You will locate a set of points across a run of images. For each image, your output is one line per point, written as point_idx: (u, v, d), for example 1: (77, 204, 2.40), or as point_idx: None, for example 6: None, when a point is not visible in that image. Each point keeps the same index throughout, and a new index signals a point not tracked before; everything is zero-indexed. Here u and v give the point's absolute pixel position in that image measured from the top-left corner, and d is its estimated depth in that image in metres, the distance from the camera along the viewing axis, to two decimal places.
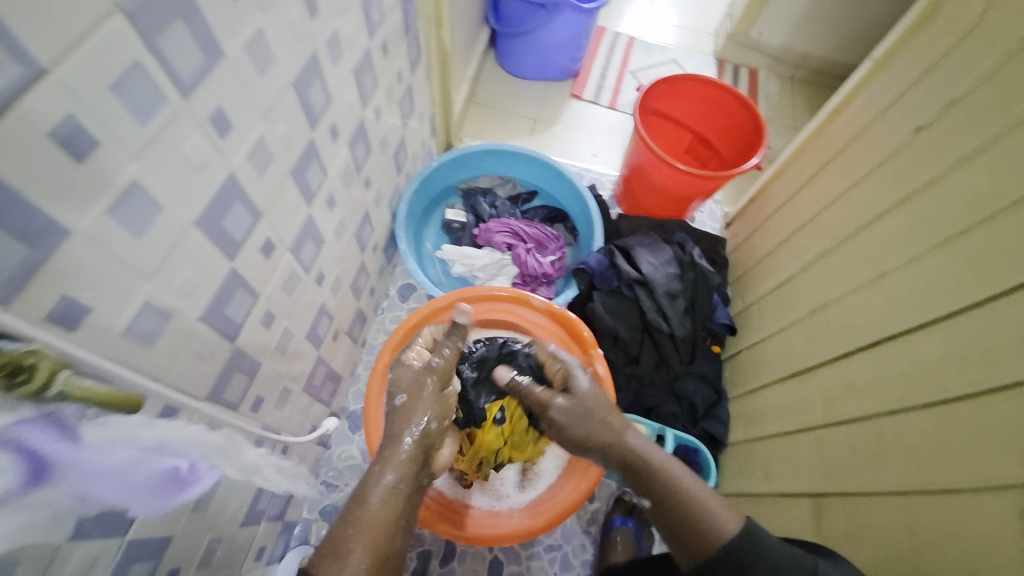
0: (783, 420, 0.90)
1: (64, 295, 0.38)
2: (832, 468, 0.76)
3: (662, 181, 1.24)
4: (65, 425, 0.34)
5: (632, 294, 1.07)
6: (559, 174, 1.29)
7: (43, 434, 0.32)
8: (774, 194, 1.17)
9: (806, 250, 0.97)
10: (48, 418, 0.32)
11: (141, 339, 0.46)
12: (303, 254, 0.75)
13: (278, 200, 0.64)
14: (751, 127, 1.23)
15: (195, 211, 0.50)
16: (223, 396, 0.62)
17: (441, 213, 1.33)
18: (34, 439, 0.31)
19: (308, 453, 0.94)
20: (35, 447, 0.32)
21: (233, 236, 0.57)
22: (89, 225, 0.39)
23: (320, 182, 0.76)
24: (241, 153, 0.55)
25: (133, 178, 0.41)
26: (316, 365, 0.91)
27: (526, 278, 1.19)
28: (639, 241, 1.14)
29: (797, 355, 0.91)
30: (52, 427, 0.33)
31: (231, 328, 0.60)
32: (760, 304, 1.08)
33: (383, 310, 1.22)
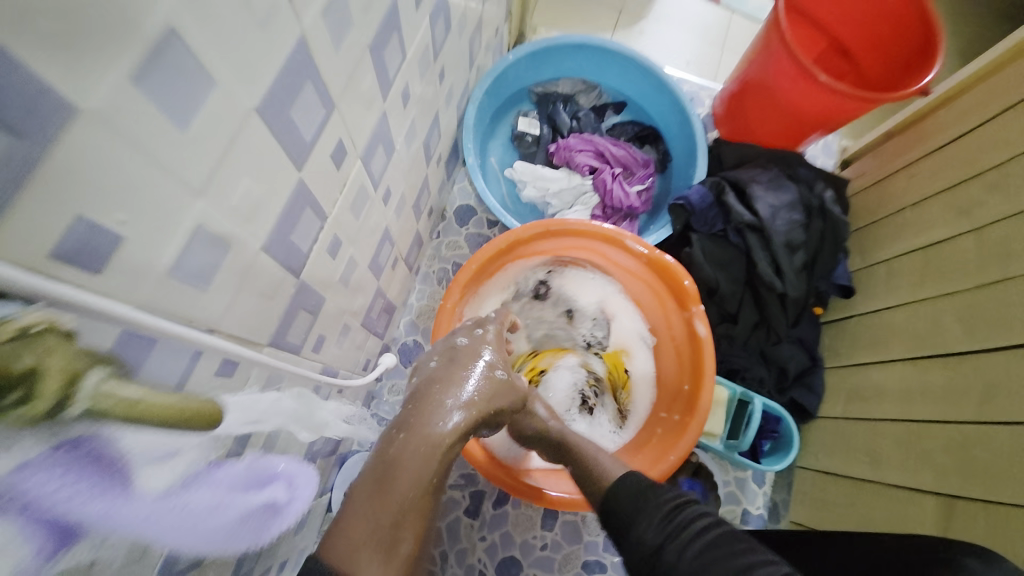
0: (908, 405, 0.78)
1: (80, 220, 0.24)
2: (981, 474, 0.65)
3: (790, 100, 1.00)
4: (106, 460, 0.25)
5: (740, 241, 0.90)
6: (659, 83, 1.05)
7: (62, 475, 0.23)
8: (933, 129, 0.93)
9: (979, 205, 0.78)
10: (79, 448, 0.24)
11: (193, 278, 0.33)
12: (373, 165, 0.59)
13: (354, 87, 0.47)
14: (921, 35, 0.96)
15: (258, 93, 0.33)
16: (286, 340, 0.51)
17: (510, 121, 1.12)
18: (46, 491, 0.22)
19: (363, 389, 0.86)
20: (55, 502, 0.23)
21: (303, 135, 0.41)
22: (108, 101, 0.23)
23: (397, 68, 0.57)
24: (315, 6, 0.37)
25: (173, 26, 0.25)
26: (374, 297, 0.79)
27: (608, 211, 1.02)
28: (754, 176, 0.93)
29: (945, 335, 0.76)
30: (85, 465, 0.24)
31: (296, 259, 0.47)
32: (891, 264, 0.90)
33: (439, 233, 1.07)
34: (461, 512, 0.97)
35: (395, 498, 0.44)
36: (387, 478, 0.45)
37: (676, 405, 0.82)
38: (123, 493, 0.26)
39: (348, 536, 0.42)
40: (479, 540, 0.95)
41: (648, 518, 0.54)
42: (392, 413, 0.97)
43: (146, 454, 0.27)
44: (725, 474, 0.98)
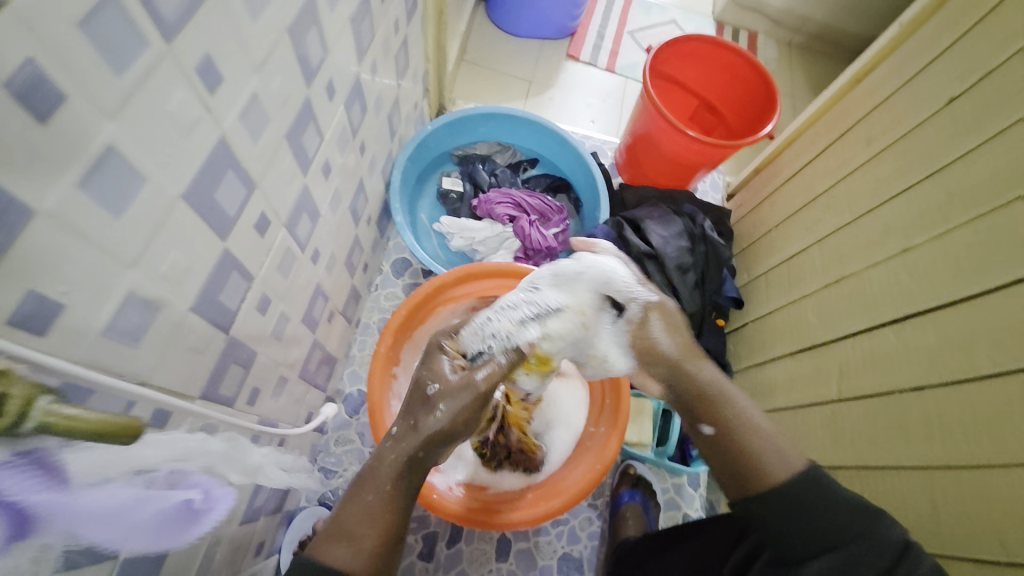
0: (794, 393, 0.90)
1: (30, 294, 0.31)
2: (846, 442, 0.77)
3: (669, 149, 1.19)
4: (47, 466, 0.28)
5: (641, 268, 1.03)
6: (562, 141, 1.21)
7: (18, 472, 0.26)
8: (784, 164, 1.13)
9: (819, 222, 0.95)
10: (25, 460, 0.27)
11: (125, 336, 0.39)
12: (298, 230, 0.67)
13: (273, 168, 0.56)
14: (763, 94, 1.18)
15: (183, 183, 0.42)
16: (219, 392, 0.56)
17: (435, 181, 1.25)
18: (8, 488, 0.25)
19: (306, 441, 0.89)
20: (10, 496, 0.26)
21: (226, 212, 0.49)
22: (57, 202, 0.31)
23: (316, 148, 0.67)
24: (233, 113, 0.46)
25: (111, 143, 0.33)
26: (311, 349, 0.85)
27: (529, 252, 1.14)
28: (647, 213, 1.09)
29: (809, 330, 0.90)
30: (33, 469, 0.27)
31: (225, 317, 0.53)
32: (767, 276, 1.06)
33: (376, 286, 1.15)
34: (415, 556, 0.97)
35: (361, 508, 0.55)
36: (355, 491, 0.57)
37: (601, 419, 0.90)
38: (65, 492, 0.29)
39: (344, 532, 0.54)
40: None
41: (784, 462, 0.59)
42: (338, 464, 0.99)
43: (83, 472, 0.30)
44: (663, 481, 1.06)
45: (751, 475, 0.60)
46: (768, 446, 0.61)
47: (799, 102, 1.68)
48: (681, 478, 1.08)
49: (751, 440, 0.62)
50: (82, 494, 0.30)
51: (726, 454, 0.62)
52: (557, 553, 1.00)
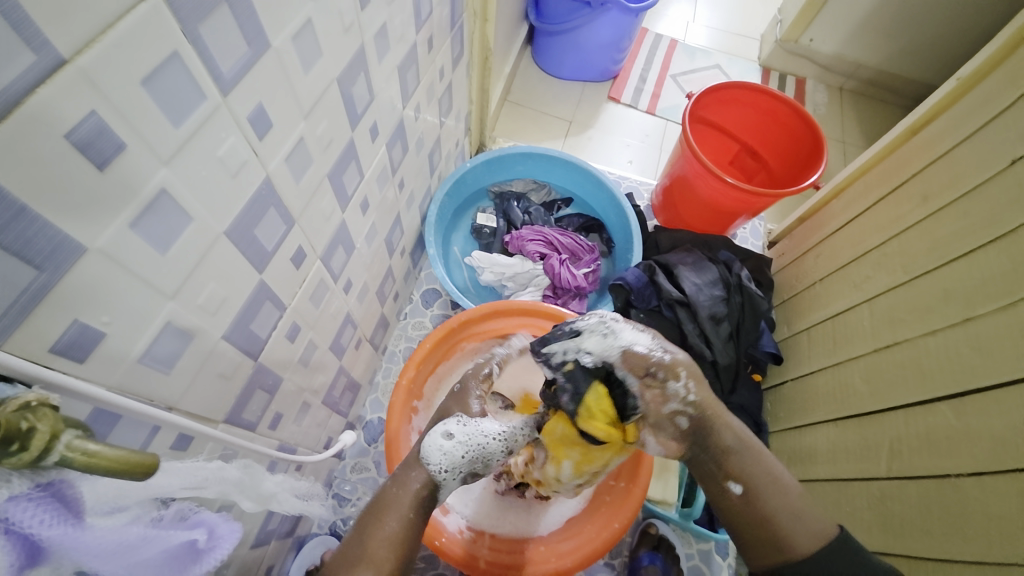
0: (836, 465, 0.83)
1: (75, 322, 0.34)
2: (896, 527, 0.70)
3: (707, 193, 1.17)
4: (64, 498, 0.30)
5: (672, 315, 1.01)
6: (597, 181, 1.22)
7: (38, 507, 0.28)
8: (830, 215, 1.09)
9: (868, 280, 0.90)
10: (44, 491, 0.29)
11: (159, 363, 0.41)
12: (333, 261, 0.70)
13: (313, 205, 0.59)
14: (809, 142, 1.15)
15: (227, 221, 0.44)
16: (242, 417, 0.58)
17: (470, 216, 1.28)
18: (24, 518, 0.27)
19: (324, 467, 0.90)
20: (23, 528, 0.27)
21: (265, 246, 0.51)
22: (109, 240, 0.34)
23: (356, 185, 0.70)
24: (279, 155, 0.49)
25: (163, 186, 0.36)
26: (337, 375, 0.86)
27: (558, 291, 1.13)
28: (681, 259, 1.07)
29: (855, 396, 0.84)
30: (49, 501, 0.29)
31: (255, 344, 0.55)
32: (810, 332, 1.01)
33: (405, 315, 1.17)
34: None
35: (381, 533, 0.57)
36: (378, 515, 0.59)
37: (621, 471, 0.86)
38: (77, 525, 0.30)
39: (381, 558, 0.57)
40: None
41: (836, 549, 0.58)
42: (353, 492, 0.99)
43: (98, 500, 0.32)
44: (688, 546, 1.00)
45: (785, 538, 0.60)
46: (796, 512, 0.62)
47: (850, 148, 1.62)
48: (709, 544, 1.00)
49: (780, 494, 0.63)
50: (92, 527, 0.31)
51: (759, 517, 0.62)
52: None
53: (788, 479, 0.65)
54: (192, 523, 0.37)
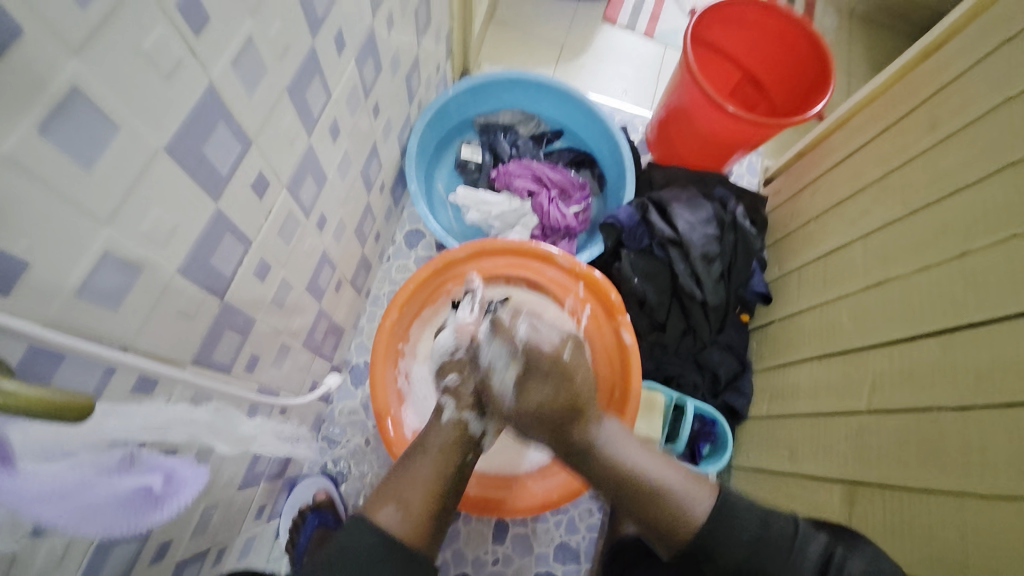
0: (817, 399, 0.85)
1: None
2: (871, 457, 0.72)
3: (708, 126, 1.09)
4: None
5: (663, 254, 0.97)
6: (590, 112, 1.14)
7: None
8: (832, 148, 1.04)
9: (866, 215, 0.87)
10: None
11: (102, 299, 0.37)
12: (302, 194, 0.64)
13: (273, 124, 0.52)
14: (815, 68, 1.07)
15: (166, 134, 0.38)
16: (213, 359, 0.54)
17: (454, 150, 1.19)
18: None
19: (310, 410, 0.88)
20: None
21: (218, 169, 0.45)
22: (10, 146, 0.28)
23: (323, 106, 0.62)
24: (223, 59, 0.42)
25: (75, 83, 0.30)
26: (317, 318, 0.83)
27: (547, 231, 1.09)
28: (675, 196, 1.02)
29: (841, 333, 0.83)
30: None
31: (219, 282, 0.51)
32: (801, 272, 0.99)
33: (388, 257, 1.12)
34: None
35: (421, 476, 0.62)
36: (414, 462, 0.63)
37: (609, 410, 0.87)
38: (5, 470, 0.27)
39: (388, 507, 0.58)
40: None
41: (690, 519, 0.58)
42: (342, 433, 0.98)
43: (38, 444, 0.29)
44: None
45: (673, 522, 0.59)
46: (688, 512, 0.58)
47: (853, 79, 1.54)
48: None
49: (651, 492, 0.60)
50: (26, 472, 0.28)
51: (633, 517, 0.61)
52: (555, 541, 0.99)
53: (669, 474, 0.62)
54: (148, 466, 0.36)
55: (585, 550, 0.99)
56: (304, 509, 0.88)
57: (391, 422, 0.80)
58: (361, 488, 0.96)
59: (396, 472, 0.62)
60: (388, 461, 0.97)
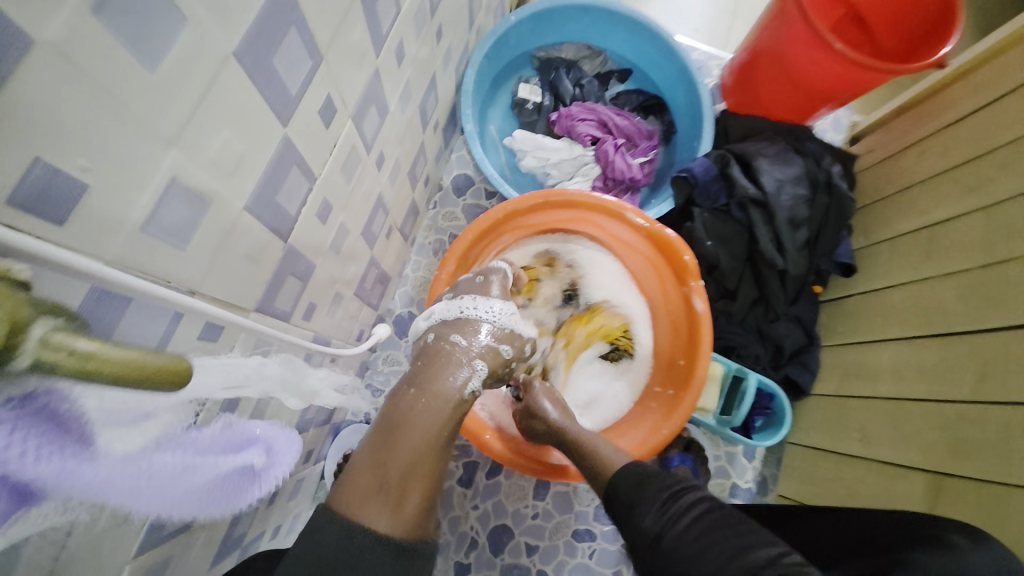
0: (902, 384, 0.78)
1: (37, 163, 0.22)
2: (969, 451, 0.66)
3: (804, 71, 0.96)
4: (60, 419, 0.24)
5: (743, 216, 0.88)
6: (666, 49, 1.01)
7: (11, 428, 0.22)
8: (947, 105, 0.89)
9: (989, 183, 0.75)
10: (25, 412, 0.23)
11: (169, 235, 0.31)
12: (365, 126, 0.56)
13: (343, 38, 0.44)
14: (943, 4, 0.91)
15: (236, 37, 0.31)
16: (275, 306, 0.50)
17: (510, 88, 1.08)
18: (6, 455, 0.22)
19: (357, 359, 0.86)
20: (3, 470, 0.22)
21: (287, 88, 0.38)
22: (60, 30, 0.21)
23: (391, 22, 0.54)
24: None
25: None
26: (368, 266, 0.78)
27: (608, 182, 0.99)
28: (760, 149, 0.91)
29: (944, 314, 0.75)
30: (36, 427, 0.23)
31: (283, 222, 0.45)
32: (894, 243, 0.89)
33: (435, 204, 1.05)
34: (455, 481, 0.97)
35: (404, 457, 0.47)
36: (392, 437, 0.47)
37: (671, 381, 0.82)
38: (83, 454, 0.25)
39: (355, 487, 0.45)
40: (472, 508, 0.97)
41: (649, 503, 0.53)
42: (386, 383, 0.97)
43: (108, 416, 0.26)
44: (716, 448, 1.01)
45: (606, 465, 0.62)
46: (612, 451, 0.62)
47: None
48: (737, 447, 1.01)
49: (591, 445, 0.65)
50: (104, 453, 0.27)
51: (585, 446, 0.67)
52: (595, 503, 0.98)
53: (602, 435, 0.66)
54: (245, 440, 0.36)
55: None
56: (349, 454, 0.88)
57: None
58: None
59: (378, 429, 0.49)
60: None
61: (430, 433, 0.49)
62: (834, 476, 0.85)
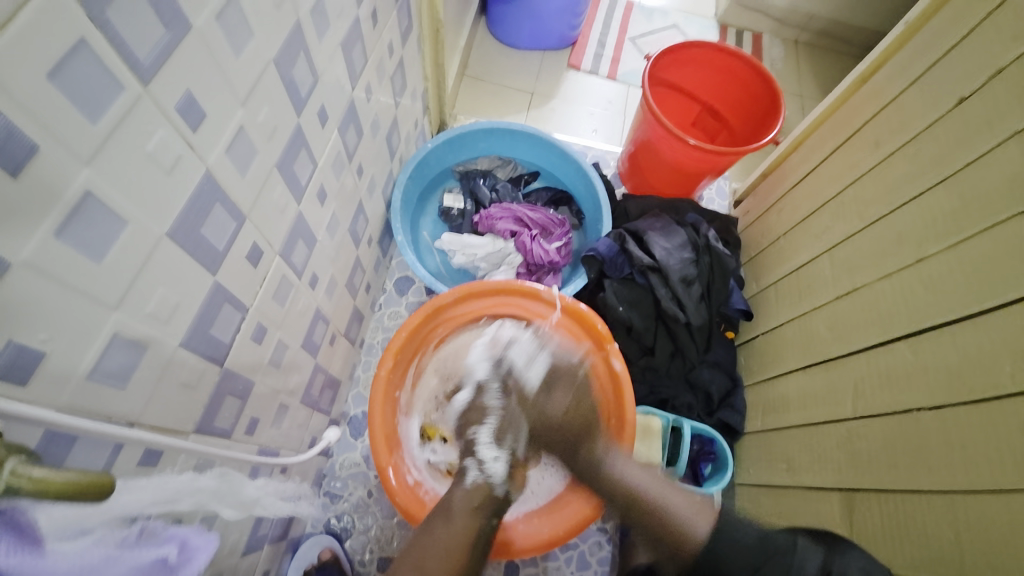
0: (806, 410, 0.87)
1: (9, 343, 0.31)
2: (864, 462, 0.74)
3: (674, 159, 1.16)
4: (20, 527, 0.28)
5: (645, 281, 1.02)
6: (562, 153, 1.21)
7: None
8: (790, 171, 1.10)
9: (827, 229, 0.92)
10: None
11: (112, 378, 0.39)
12: (294, 257, 0.67)
13: (265, 198, 0.56)
14: (766, 98, 1.16)
15: (168, 221, 0.42)
16: (215, 425, 0.56)
17: (437, 198, 1.25)
18: None
19: (311, 465, 0.89)
20: None
21: (215, 246, 0.49)
22: (33, 251, 0.31)
23: (310, 174, 0.67)
24: (218, 147, 0.46)
25: (88, 188, 0.34)
26: (314, 373, 0.84)
27: (531, 268, 1.13)
28: (650, 224, 1.07)
29: (820, 342, 0.87)
30: (2, 530, 0.27)
31: (219, 349, 0.53)
32: (776, 287, 1.03)
33: (380, 305, 1.15)
34: None
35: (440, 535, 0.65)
36: (438, 518, 0.68)
37: None
38: (36, 553, 0.29)
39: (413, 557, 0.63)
40: None
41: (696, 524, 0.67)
42: (345, 487, 0.98)
43: (58, 525, 0.31)
44: None
45: (679, 538, 0.67)
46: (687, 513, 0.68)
47: (807, 102, 1.64)
48: None
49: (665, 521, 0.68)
50: (52, 554, 0.30)
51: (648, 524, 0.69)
52: None
53: (682, 506, 0.69)
54: (163, 538, 0.37)
55: None
56: (309, 569, 0.86)
57: (393, 471, 0.80)
58: (366, 543, 0.95)
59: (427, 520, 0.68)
60: (392, 512, 0.97)
61: (452, 522, 0.67)
62: (776, 509, 0.90)
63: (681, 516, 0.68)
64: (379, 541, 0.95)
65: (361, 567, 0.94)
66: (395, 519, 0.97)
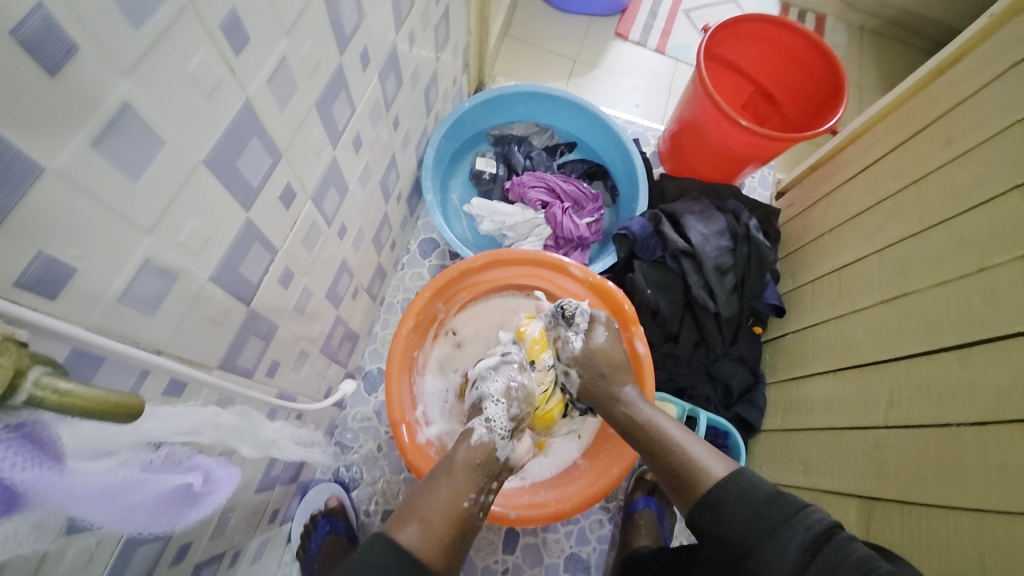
0: (831, 414, 0.84)
1: (39, 255, 0.30)
2: (888, 473, 0.71)
3: (722, 142, 1.10)
4: (39, 441, 0.29)
5: (677, 266, 0.98)
6: (603, 125, 1.15)
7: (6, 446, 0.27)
8: (844, 164, 1.04)
9: (879, 230, 0.87)
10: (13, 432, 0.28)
11: (141, 304, 0.39)
12: (325, 204, 0.65)
13: (301, 138, 0.54)
14: (829, 83, 1.08)
15: (205, 148, 0.40)
16: (237, 363, 0.55)
17: (469, 161, 1.22)
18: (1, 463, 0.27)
19: (325, 415, 0.90)
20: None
21: (249, 181, 0.47)
22: (68, 161, 0.30)
23: (347, 120, 0.64)
24: (259, 77, 0.44)
25: (126, 101, 0.32)
26: (334, 325, 0.84)
27: (560, 241, 1.10)
28: (688, 207, 1.03)
29: (856, 346, 0.83)
30: (24, 444, 0.28)
31: (246, 289, 0.52)
32: (814, 285, 0.99)
33: (403, 265, 1.14)
34: None
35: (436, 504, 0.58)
36: (430, 488, 0.60)
37: None
38: (58, 469, 0.29)
39: (407, 515, 0.57)
40: None
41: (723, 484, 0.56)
42: (355, 439, 1.00)
43: (80, 445, 0.31)
44: None
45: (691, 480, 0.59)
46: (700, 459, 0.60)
47: (867, 94, 1.54)
48: None
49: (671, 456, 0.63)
50: (75, 471, 0.30)
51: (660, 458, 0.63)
52: (564, 553, 0.98)
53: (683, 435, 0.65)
54: (187, 467, 0.40)
55: (594, 563, 0.98)
56: (316, 514, 0.90)
57: (407, 428, 0.79)
58: (372, 494, 0.97)
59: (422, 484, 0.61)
60: (399, 467, 0.98)
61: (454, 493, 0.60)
62: None
63: (694, 459, 0.60)
64: (384, 495, 0.97)
65: (366, 516, 0.96)
66: (402, 475, 0.98)
